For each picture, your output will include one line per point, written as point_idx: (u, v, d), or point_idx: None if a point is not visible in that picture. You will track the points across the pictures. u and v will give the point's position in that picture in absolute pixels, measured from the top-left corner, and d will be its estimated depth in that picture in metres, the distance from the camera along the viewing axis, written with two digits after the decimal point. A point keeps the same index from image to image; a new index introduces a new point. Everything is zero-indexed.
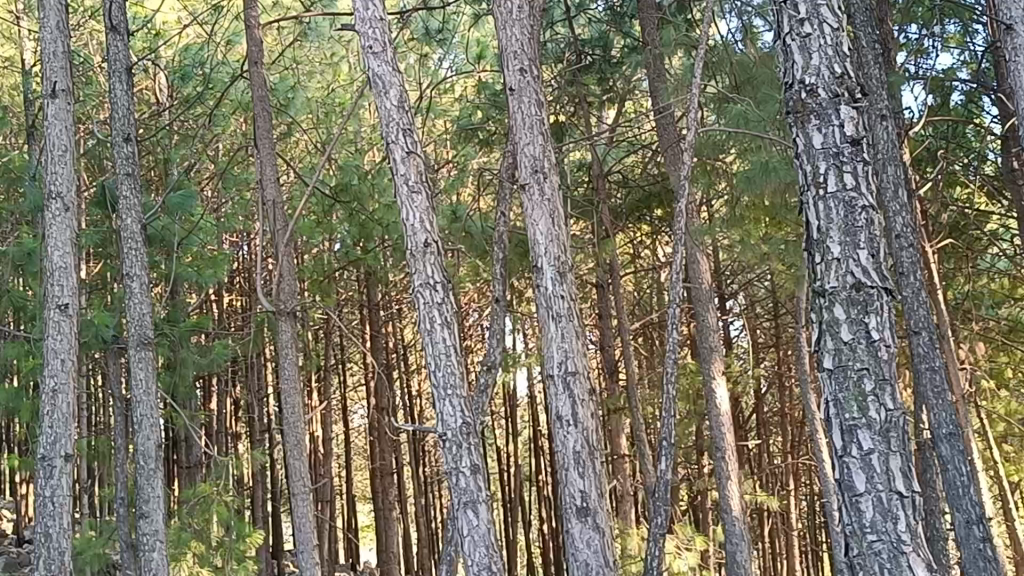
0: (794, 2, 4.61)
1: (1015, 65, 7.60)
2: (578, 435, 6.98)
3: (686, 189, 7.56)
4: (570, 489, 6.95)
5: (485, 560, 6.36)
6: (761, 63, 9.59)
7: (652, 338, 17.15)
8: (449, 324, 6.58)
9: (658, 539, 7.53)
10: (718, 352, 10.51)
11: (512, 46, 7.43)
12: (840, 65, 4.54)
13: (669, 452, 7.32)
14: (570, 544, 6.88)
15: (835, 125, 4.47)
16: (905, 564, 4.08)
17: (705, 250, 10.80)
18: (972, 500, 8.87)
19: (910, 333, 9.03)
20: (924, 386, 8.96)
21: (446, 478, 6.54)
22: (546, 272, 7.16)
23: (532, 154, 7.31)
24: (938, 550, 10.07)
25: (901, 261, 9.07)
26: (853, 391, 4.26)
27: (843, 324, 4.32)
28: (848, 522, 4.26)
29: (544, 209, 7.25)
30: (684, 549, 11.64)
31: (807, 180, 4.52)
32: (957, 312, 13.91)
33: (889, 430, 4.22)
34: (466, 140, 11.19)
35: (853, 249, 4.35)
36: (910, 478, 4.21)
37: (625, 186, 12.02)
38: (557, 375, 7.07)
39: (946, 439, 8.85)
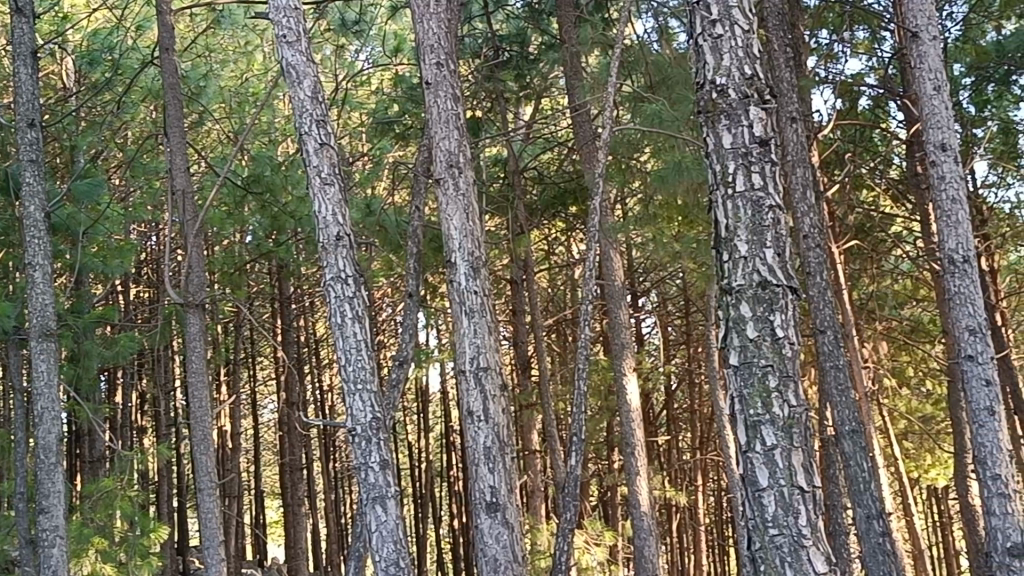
0: (707, 3, 4.66)
1: (919, 71, 7.77)
2: (488, 430, 6.99)
3: (601, 187, 7.62)
4: (480, 484, 6.93)
5: (393, 556, 6.36)
6: (675, 64, 9.68)
7: (564, 334, 17.24)
8: (360, 318, 6.53)
9: (567, 534, 7.54)
10: (630, 348, 10.59)
11: (429, 39, 7.37)
12: (750, 67, 4.61)
13: (579, 448, 7.36)
14: (479, 540, 6.89)
15: (745, 125, 4.53)
16: (804, 558, 4.17)
17: (619, 248, 10.89)
18: (873, 496, 8.98)
19: (815, 332, 9.21)
20: (829, 383, 9.12)
21: (356, 474, 6.50)
22: (459, 268, 7.14)
23: (447, 148, 7.30)
24: (840, 545, 10.26)
25: (808, 260, 9.26)
26: (758, 388, 4.33)
27: (749, 322, 4.37)
28: (750, 517, 4.32)
29: (459, 204, 7.25)
30: (592, 544, 11.71)
31: (717, 179, 4.57)
32: (862, 312, 14.24)
33: (792, 425, 4.30)
34: (381, 134, 11.11)
35: (760, 248, 4.42)
36: (812, 473, 4.29)
37: (541, 183, 12.04)
38: (469, 370, 7.07)
39: (848, 436, 9.00)
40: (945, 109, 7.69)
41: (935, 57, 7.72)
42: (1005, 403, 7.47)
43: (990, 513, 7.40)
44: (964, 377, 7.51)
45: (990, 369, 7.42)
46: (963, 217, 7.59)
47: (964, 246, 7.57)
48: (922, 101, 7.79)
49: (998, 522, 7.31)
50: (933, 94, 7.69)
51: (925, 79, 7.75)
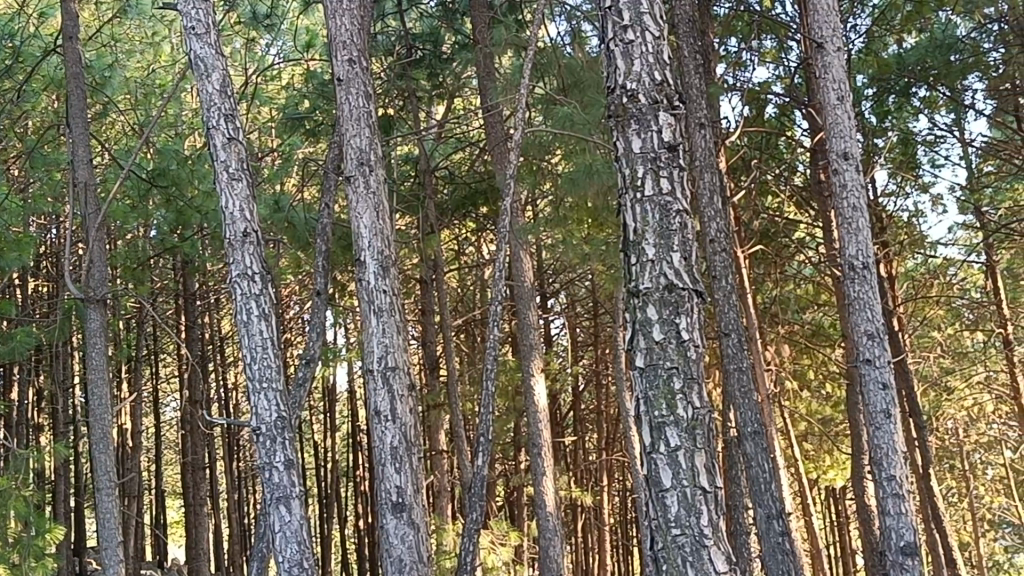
0: (619, 9, 4.70)
1: (823, 81, 7.94)
2: (395, 430, 6.94)
3: (512, 188, 7.65)
4: (385, 485, 6.89)
5: (296, 556, 6.29)
6: (588, 67, 9.72)
7: (473, 334, 17.23)
8: (266, 316, 6.46)
9: (472, 535, 7.55)
10: (539, 349, 10.63)
11: (341, 35, 7.31)
12: (660, 73, 4.67)
13: (486, 448, 7.35)
14: (384, 540, 6.85)
15: (654, 130, 4.59)
16: (705, 557, 4.22)
17: (530, 250, 10.92)
18: (773, 496, 9.13)
19: (720, 334, 9.36)
20: (732, 385, 9.27)
21: (259, 473, 6.41)
22: (368, 267, 7.10)
23: (358, 146, 7.26)
24: (741, 544, 10.42)
25: (714, 264, 9.41)
26: (662, 390, 4.38)
27: (655, 324, 4.42)
28: (653, 518, 4.36)
29: (369, 202, 7.21)
30: (498, 545, 11.71)
31: (626, 182, 4.62)
32: (765, 315, 14.50)
33: (695, 427, 4.36)
34: (291, 130, 10.97)
35: (667, 251, 4.48)
36: (714, 474, 4.36)
37: (452, 182, 12.01)
38: (377, 370, 7.02)
39: (751, 437, 9.13)
40: (848, 119, 7.88)
41: (839, 68, 7.90)
42: (900, 405, 7.68)
43: (885, 513, 7.59)
44: (862, 380, 7.70)
45: (886, 372, 7.62)
46: (863, 225, 7.78)
47: (863, 253, 7.76)
48: (826, 110, 7.97)
49: (892, 522, 7.51)
50: (837, 103, 7.87)
51: (830, 89, 7.92)
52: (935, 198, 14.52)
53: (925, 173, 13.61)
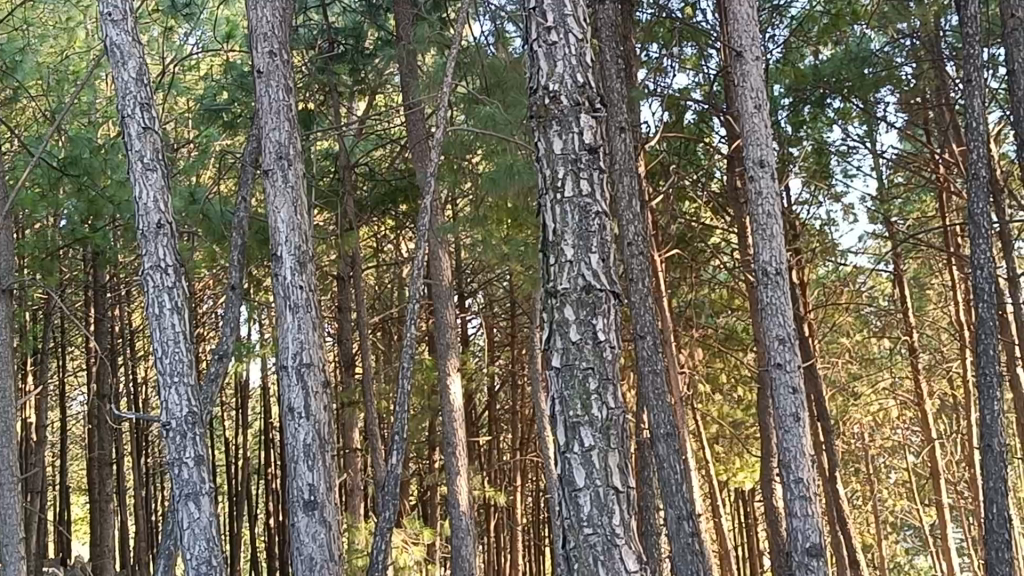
0: (543, 10, 4.74)
1: (742, 89, 8.06)
2: (309, 428, 6.87)
3: (432, 186, 7.65)
4: (298, 482, 6.83)
5: (205, 554, 6.19)
6: (512, 68, 9.73)
7: (390, 332, 17.14)
8: (179, 310, 6.34)
9: (385, 533, 7.52)
10: (455, 349, 10.60)
11: (262, 27, 7.23)
12: (582, 75, 4.70)
13: (400, 447, 7.33)
14: (294, 538, 6.78)
15: (575, 132, 4.61)
16: (617, 556, 4.26)
17: (448, 248, 10.89)
18: (684, 497, 9.23)
19: (636, 337, 9.45)
20: (647, 388, 9.37)
21: (168, 470, 6.29)
22: (284, 262, 7.02)
23: (277, 139, 7.17)
24: (651, 545, 10.52)
25: (631, 267, 9.50)
26: (578, 390, 4.40)
27: (572, 324, 4.44)
28: (565, 517, 4.38)
29: (287, 196, 7.13)
30: (410, 544, 11.65)
31: (546, 183, 4.63)
32: (680, 319, 14.65)
33: (609, 428, 4.39)
34: (209, 121, 10.79)
35: (585, 252, 4.51)
36: (627, 474, 4.40)
37: (371, 179, 11.93)
38: (291, 366, 6.94)
39: (663, 439, 9.22)
40: (764, 127, 8.00)
41: (757, 77, 8.03)
42: (808, 410, 7.83)
43: (792, 515, 7.74)
44: (773, 384, 7.84)
45: (796, 377, 7.77)
46: (776, 231, 7.90)
47: (777, 259, 7.89)
48: (743, 118, 8.09)
49: (799, 524, 7.64)
50: (754, 112, 8.00)
51: (747, 98, 8.06)
52: (847, 208, 14.83)
53: (838, 183, 13.90)
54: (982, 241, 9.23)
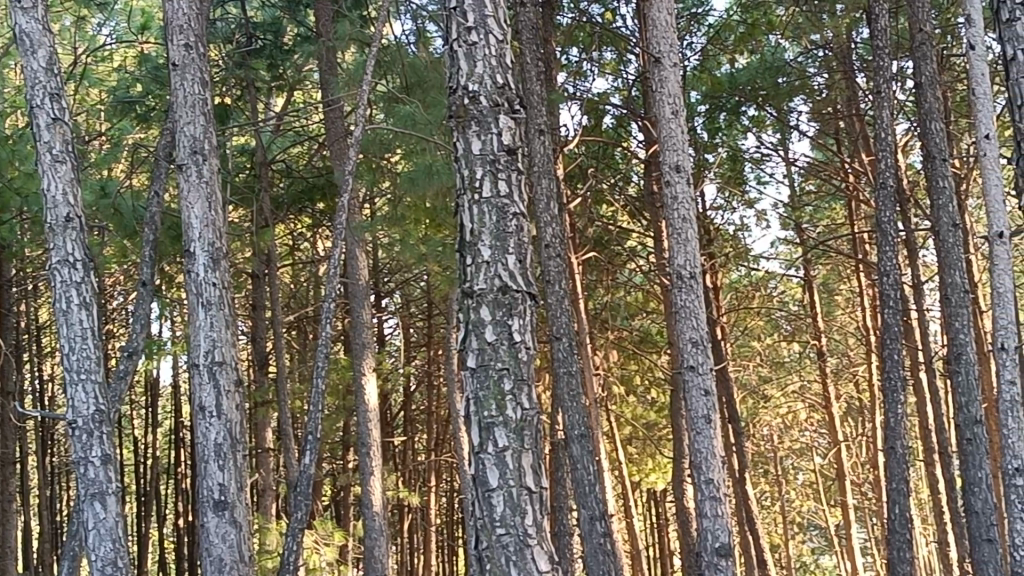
0: (463, 10, 4.75)
1: (660, 95, 8.15)
2: (220, 427, 6.77)
3: (350, 184, 7.61)
4: (208, 482, 6.73)
5: (111, 555, 6.05)
6: (432, 67, 9.66)
7: (305, 331, 16.98)
8: (87, 305, 6.21)
9: (297, 534, 7.44)
10: (371, 348, 10.54)
11: (178, 20, 7.11)
12: (502, 76, 4.72)
13: (314, 446, 7.26)
14: (204, 539, 6.69)
15: (494, 133, 4.63)
16: (528, 556, 4.28)
17: (366, 246, 10.82)
18: (597, 497, 9.29)
19: (552, 339, 9.50)
20: (561, 390, 9.43)
21: (73, 469, 6.15)
22: (198, 258, 6.92)
23: (191, 134, 7.07)
24: (564, 545, 10.57)
25: (548, 269, 9.54)
26: (492, 390, 4.41)
27: (488, 325, 4.45)
28: (478, 517, 4.38)
29: (201, 192, 7.03)
30: (322, 544, 11.56)
31: (464, 184, 4.63)
32: (595, 321, 14.75)
33: (523, 428, 4.41)
34: (121, 114, 10.57)
35: (502, 253, 4.52)
36: (539, 474, 4.42)
37: (288, 176, 11.80)
38: (202, 364, 6.83)
39: (577, 440, 9.30)
40: (681, 133, 8.10)
41: (674, 82, 8.12)
42: (719, 412, 7.93)
43: (702, 515, 7.84)
44: (685, 386, 7.93)
45: (708, 379, 7.87)
46: (691, 236, 8.00)
47: (691, 263, 8.00)
48: (660, 123, 8.17)
49: (708, 524, 7.76)
50: (671, 117, 8.09)
51: (665, 103, 8.15)
52: (760, 214, 15.09)
53: (752, 190, 14.15)
54: (889, 249, 9.47)
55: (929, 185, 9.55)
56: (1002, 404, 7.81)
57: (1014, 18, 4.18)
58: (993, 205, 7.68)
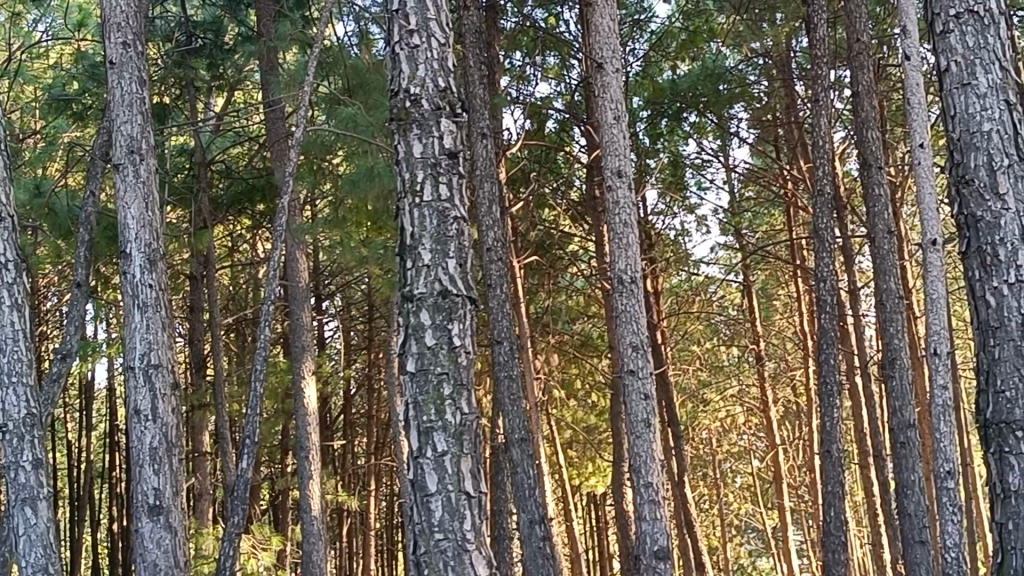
0: (405, 13, 4.73)
1: (602, 100, 8.18)
2: (156, 431, 6.67)
3: (291, 186, 7.53)
4: (143, 486, 6.63)
5: (41, 561, 5.93)
6: (374, 69, 9.63)
7: (244, 333, 16.79)
8: (19, 307, 6.08)
9: (233, 539, 7.34)
10: (310, 351, 10.46)
11: (116, 17, 7.00)
12: (444, 80, 4.71)
13: (252, 450, 7.16)
14: (138, 544, 6.58)
15: (435, 136, 4.61)
16: (466, 561, 4.27)
17: (306, 248, 10.73)
18: (536, 501, 9.30)
19: (492, 342, 9.49)
20: (502, 393, 9.43)
21: (3, 474, 6.02)
22: (134, 260, 6.82)
23: (128, 133, 6.97)
24: (503, 549, 10.57)
25: (490, 273, 9.54)
26: (432, 395, 4.39)
27: (428, 329, 4.43)
28: (416, 522, 4.36)
29: (138, 192, 6.93)
30: (259, 549, 11.44)
31: (405, 187, 4.61)
32: (536, 325, 14.77)
33: (463, 433, 4.40)
34: (57, 111, 10.38)
35: (442, 257, 4.51)
36: (478, 479, 4.42)
37: (227, 177, 11.67)
38: (138, 367, 6.73)
39: (517, 443, 9.32)
40: (623, 138, 8.13)
41: (617, 88, 8.16)
42: (659, 416, 7.99)
43: (640, 518, 7.87)
44: (625, 390, 7.96)
45: (648, 384, 7.91)
46: (632, 241, 8.04)
47: (632, 268, 8.04)
48: (602, 128, 8.20)
49: (647, 527, 7.80)
50: (613, 122, 8.12)
51: (607, 108, 8.17)
52: (700, 219, 15.22)
53: (692, 195, 14.27)
54: (825, 254, 9.60)
55: (866, 193, 9.69)
56: (935, 409, 7.94)
57: (948, 29, 4.37)
58: (926, 213, 7.82)
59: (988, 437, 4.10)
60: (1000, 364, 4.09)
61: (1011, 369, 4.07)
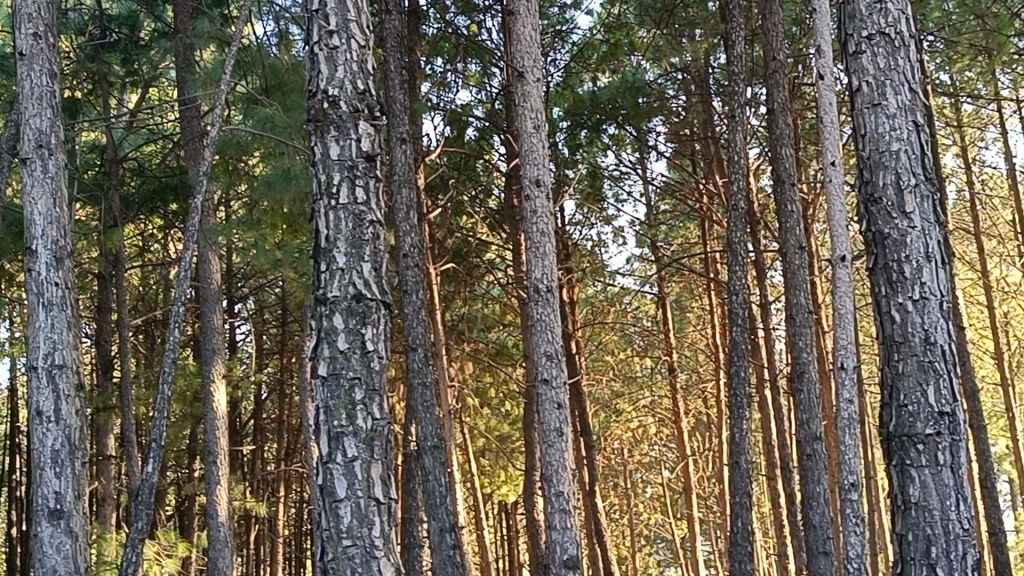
0: (325, 14, 4.69)
1: (522, 109, 8.20)
2: (59, 433, 6.49)
3: (205, 183, 7.01)
4: (43, 490, 6.43)
5: None
6: (293, 70, 9.48)
7: (153, 335, 16.45)
8: None
9: (136, 545, 7.14)
10: (221, 354, 10.28)
11: (27, 7, 6.83)
12: (363, 82, 4.68)
13: (158, 455, 6.91)
14: (36, 550, 6.38)
15: (353, 138, 4.57)
16: (375, 568, 4.22)
17: (218, 249, 10.54)
18: (447, 509, 9.26)
19: (407, 349, 9.43)
20: (416, 400, 9.38)
21: None
22: (40, 257, 6.64)
23: (37, 127, 6.78)
24: (413, 557, 10.50)
25: (406, 279, 9.47)
26: (343, 399, 4.34)
27: (341, 333, 4.38)
28: (324, 528, 4.29)
29: (46, 187, 6.74)
30: (163, 556, 11.19)
31: (320, 189, 4.55)
32: (452, 333, 14.71)
33: (374, 438, 4.36)
34: None
35: (357, 261, 4.47)
36: (388, 485, 4.38)
37: (140, 175, 11.43)
38: (41, 367, 6.54)
39: (430, 451, 9.27)
40: (542, 148, 8.16)
41: (537, 98, 8.18)
42: (572, 425, 8.03)
43: (551, 527, 7.87)
44: (539, 399, 7.98)
45: (561, 393, 7.94)
46: (549, 250, 8.05)
47: (548, 277, 8.04)
48: (522, 137, 8.22)
49: (557, 536, 7.80)
50: (533, 132, 8.14)
51: (527, 118, 8.19)
52: (617, 231, 15.35)
53: (610, 207, 14.39)
54: (738, 267, 9.75)
55: (779, 209, 9.85)
56: (841, 422, 8.05)
57: (861, 50, 4.77)
58: (837, 229, 7.94)
59: (892, 449, 4.48)
60: (905, 379, 4.45)
61: (914, 385, 4.43)
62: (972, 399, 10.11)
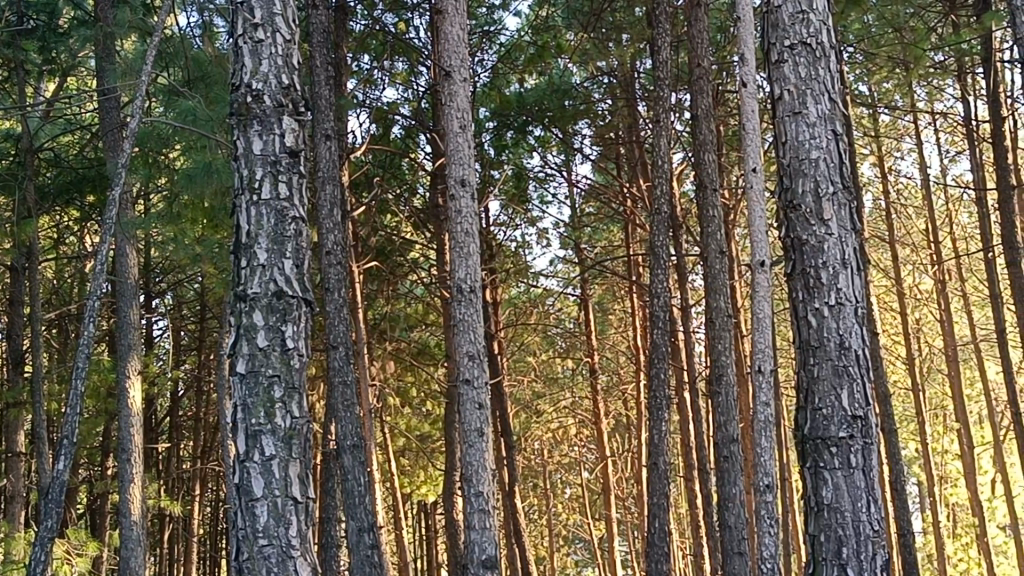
0: (251, 6, 4.63)
1: (448, 108, 8.16)
2: None
3: (122, 176, 6.90)
4: None
5: None
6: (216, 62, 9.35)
7: (66, 329, 16.09)
8: None
9: (44, 544, 6.96)
10: (138, 350, 10.09)
11: None
12: (287, 77, 4.63)
13: (68, 452, 6.76)
14: None
15: (276, 134, 4.52)
16: (291, 568, 4.19)
17: (136, 244, 10.34)
18: (366, 509, 9.21)
19: (328, 347, 9.35)
20: (336, 399, 9.31)
21: None
22: None
23: None
24: (330, 556, 10.41)
25: (328, 276, 9.39)
26: (262, 397, 4.28)
27: (261, 330, 4.33)
28: (240, 527, 4.24)
29: None
30: (73, 555, 10.95)
31: (243, 183, 4.50)
32: (374, 331, 14.63)
33: (292, 437, 4.31)
34: None
35: (279, 258, 4.42)
36: (306, 484, 4.33)
37: (57, 166, 11.17)
38: None
39: (349, 450, 9.21)
40: (468, 147, 8.14)
41: (463, 97, 8.16)
42: (492, 425, 8.04)
43: (469, 527, 7.87)
44: (460, 399, 7.98)
45: (483, 393, 7.95)
46: (473, 249, 8.04)
47: (472, 277, 8.02)
48: (447, 136, 8.18)
49: (476, 536, 7.80)
50: (459, 131, 8.11)
51: (453, 117, 8.16)
52: (541, 232, 15.41)
53: (534, 208, 14.44)
54: (660, 271, 9.85)
55: (701, 214, 9.96)
56: (757, 424, 8.21)
57: (783, 59, 4.85)
58: (756, 236, 8.07)
59: (805, 452, 4.56)
60: (819, 383, 4.54)
61: (829, 389, 4.51)
62: (883, 403, 10.34)
